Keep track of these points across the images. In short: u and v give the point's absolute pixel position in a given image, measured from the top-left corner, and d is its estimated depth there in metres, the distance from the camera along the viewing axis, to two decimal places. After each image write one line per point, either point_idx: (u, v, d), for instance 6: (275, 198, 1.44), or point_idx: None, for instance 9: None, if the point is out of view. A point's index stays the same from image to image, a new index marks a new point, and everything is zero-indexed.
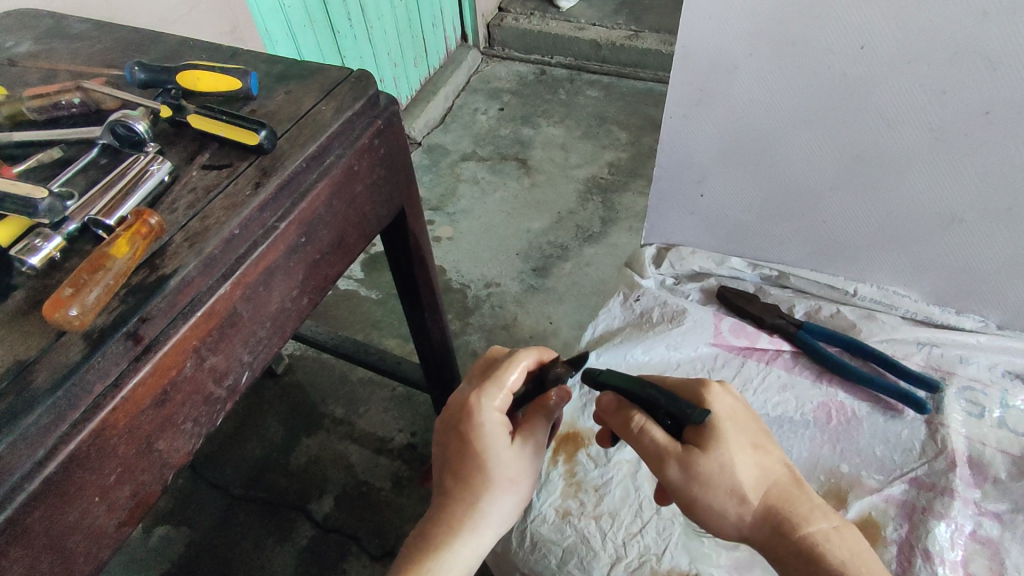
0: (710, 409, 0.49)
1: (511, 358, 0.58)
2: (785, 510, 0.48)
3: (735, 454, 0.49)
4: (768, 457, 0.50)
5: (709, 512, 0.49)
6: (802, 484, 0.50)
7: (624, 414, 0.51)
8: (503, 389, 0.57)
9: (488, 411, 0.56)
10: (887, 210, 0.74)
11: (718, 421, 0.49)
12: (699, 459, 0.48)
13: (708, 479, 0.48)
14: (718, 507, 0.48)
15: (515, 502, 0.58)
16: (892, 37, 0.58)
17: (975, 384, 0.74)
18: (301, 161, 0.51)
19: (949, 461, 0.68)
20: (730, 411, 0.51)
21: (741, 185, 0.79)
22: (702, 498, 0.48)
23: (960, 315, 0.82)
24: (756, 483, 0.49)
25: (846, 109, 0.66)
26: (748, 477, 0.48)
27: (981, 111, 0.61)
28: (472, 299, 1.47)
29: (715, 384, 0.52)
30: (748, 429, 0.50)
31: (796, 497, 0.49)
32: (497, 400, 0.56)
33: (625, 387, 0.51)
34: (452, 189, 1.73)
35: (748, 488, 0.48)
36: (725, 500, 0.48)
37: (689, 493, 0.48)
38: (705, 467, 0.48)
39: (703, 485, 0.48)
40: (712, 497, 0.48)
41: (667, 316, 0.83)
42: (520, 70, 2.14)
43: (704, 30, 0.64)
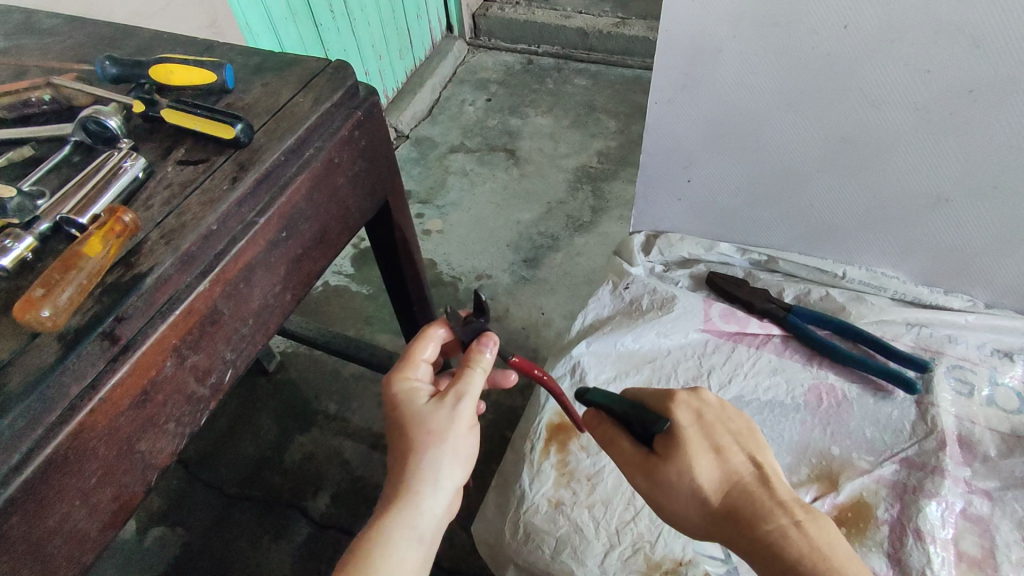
0: (666, 418, 0.51)
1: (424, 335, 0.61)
2: (743, 510, 0.47)
3: (694, 459, 0.49)
4: (735, 458, 0.50)
5: (676, 516, 0.51)
6: (771, 482, 0.48)
7: (601, 428, 0.55)
8: (418, 360, 0.59)
9: (406, 381, 0.57)
10: (873, 190, 0.74)
11: (677, 428, 0.51)
12: (657, 467, 0.50)
13: (667, 486, 0.50)
14: (680, 510, 0.50)
15: (453, 460, 0.52)
16: (875, 16, 0.58)
17: (963, 363, 0.75)
18: (280, 154, 0.50)
19: (939, 441, 0.68)
20: (693, 418, 0.51)
21: (728, 170, 0.79)
22: (664, 503, 0.50)
23: (949, 294, 0.82)
24: (717, 486, 0.49)
25: (832, 90, 0.65)
26: (707, 480, 0.49)
27: (964, 90, 0.61)
28: (463, 291, 1.46)
29: (681, 392, 0.53)
30: (710, 433, 0.51)
31: (760, 496, 0.48)
32: (416, 373, 0.58)
33: (605, 402, 0.53)
34: (441, 182, 1.72)
35: (707, 492, 0.49)
36: (684, 503, 0.50)
37: (656, 499, 0.51)
38: (662, 474, 0.50)
39: (663, 492, 0.50)
40: (674, 502, 0.50)
41: (656, 303, 0.82)
42: (507, 60, 2.13)
43: (687, 13, 0.63)
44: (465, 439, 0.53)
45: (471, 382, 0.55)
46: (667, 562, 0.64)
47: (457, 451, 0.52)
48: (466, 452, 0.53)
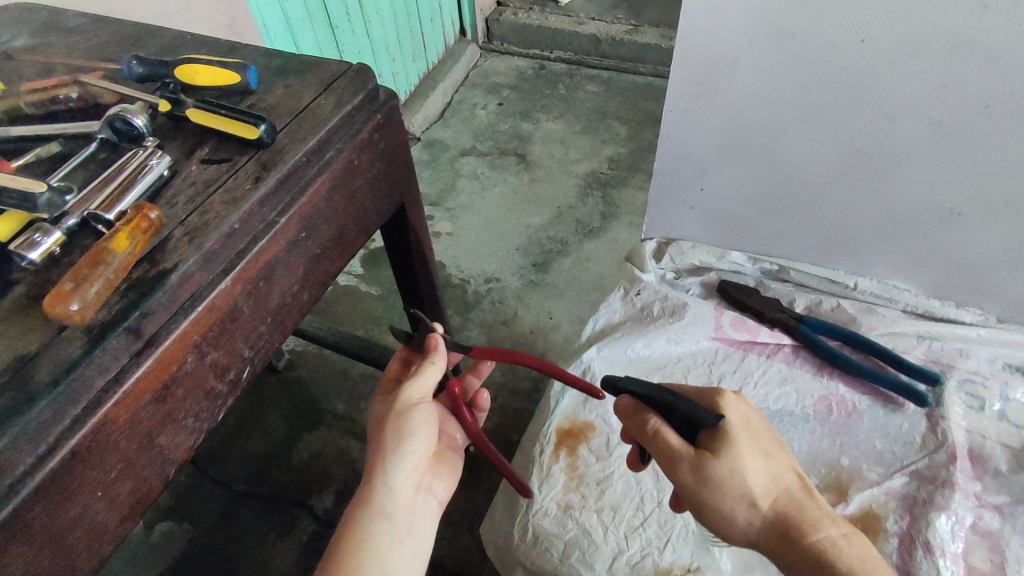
0: (722, 415, 0.49)
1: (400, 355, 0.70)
2: (794, 516, 0.47)
3: (746, 460, 0.48)
4: (779, 464, 0.50)
5: (718, 515, 0.49)
6: (814, 493, 0.49)
7: (641, 417, 0.52)
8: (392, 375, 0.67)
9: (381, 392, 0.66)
10: (886, 203, 0.74)
11: (730, 426, 0.49)
12: (709, 463, 0.48)
13: (719, 484, 0.48)
14: (727, 510, 0.48)
15: (401, 437, 0.58)
16: (893, 30, 0.58)
17: (975, 377, 0.74)
18: (301, 155, 0.51)
19: (949, 454, 0.68)
20: (743, 419, 0.51)
21: (741, 180, 0.79)
22: (709, 501, 0.48)
23: (961, 307, 0.81)
24: (767, 490, 0.48)
25: (847, 103, 0.66)
26: (758, 483, 0.48)
27: (980, 105, 0.61)
28: (472, 294, 1.47)
29: (728, 393, 0.53)
30: (759, 436, 0.50)
31: (806, 505, 0.48)
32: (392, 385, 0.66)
33: (648, 394, 0.52)
34: (451, 185, 1.73)
35: (758, 494, 0.48)
36: (733, 503, 0.48)
37: (700, 496, 0.49)
38: (714, 471, 0.48)
39: (712, 490, 0.48)
40: (722, 501, 0.48)
41: (667, 310, 0.82)
42: (519, 65, 2.14)
43: (705, 23, 0.64)
44: (409, 419, 0.59)
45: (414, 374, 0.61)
46: (675, 568, 0.65)
47: (400, 430, 0.58)
48: (414, 430, 0.59)
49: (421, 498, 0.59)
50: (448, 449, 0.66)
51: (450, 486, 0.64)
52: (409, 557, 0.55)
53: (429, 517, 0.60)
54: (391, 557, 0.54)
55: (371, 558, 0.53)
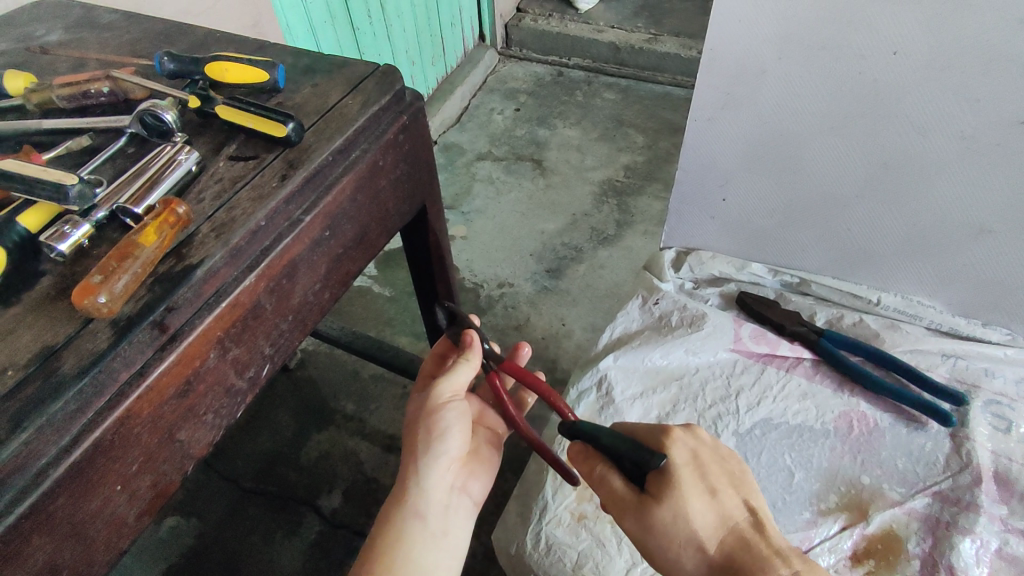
0: (664, 458, 0.48)
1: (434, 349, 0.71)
2: (741, 559, 0.46)
3: (691, 501, 0.47)
4: (729, 502, 0.49)
5: (667, 561, 0.49)
6: (766, 529, 0.48)
7: (588, 462, 0.52)
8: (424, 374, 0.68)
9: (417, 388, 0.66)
10: (913, 218, 0.73)
11: (673, 467, 0.48)
12: (652, 510, 0.47)
13: (662, 530, 0.47)
14: (675, 556, 0.48)
15: (432, 437, 0.58)
16: (927, 43, 0.58)
17: (1001, 399, 0.73)
18: (327, 154, 0.51)
19: (975, 476, 0.66)
20: (687, 458, 0.49)
21: (764, 191, 0.78)
22: (657, 549, 0.48)
23: (987, 326, 0.80)
24: (714, 532, 0.47)
25: (876, 116, 0.65)
26: (705, 525, 0.47)
27: (1015, 121, 0.60)
28: (485, 298, 1.47)
29: (675, 428, 0.51)
30: (704, 474, 0.49)
31: (758, 544, 0.47)
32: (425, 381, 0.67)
33: (593, 435, 0.51)
34: (467, 189, 1.73)
35: (704, 537, 0.47)
36: (677, 548, 0.47)
37: (648, 542, 0.49)
38: (657, 518, 0.47)
39: (657, 537, 0.48)
40: (668, 547, 0.48)
41: (686, 320, 0.81)
42: (537, 71, 2.14)
43: (733, 32, 0.64)
44: (442, 417, 0.58)
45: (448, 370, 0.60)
46: None
47: (432, 430, 0.58)
48: (447, 429, 0.58)
49: (456, 498, 0.60)
50: (484, 444, 0.65)
51: (486, 485, 0.63)
52: (443, 557, 0.56)
53: (464, 517, 0.60)
54: (426, 558, 0.55)
55: (407, 558, 0.54)
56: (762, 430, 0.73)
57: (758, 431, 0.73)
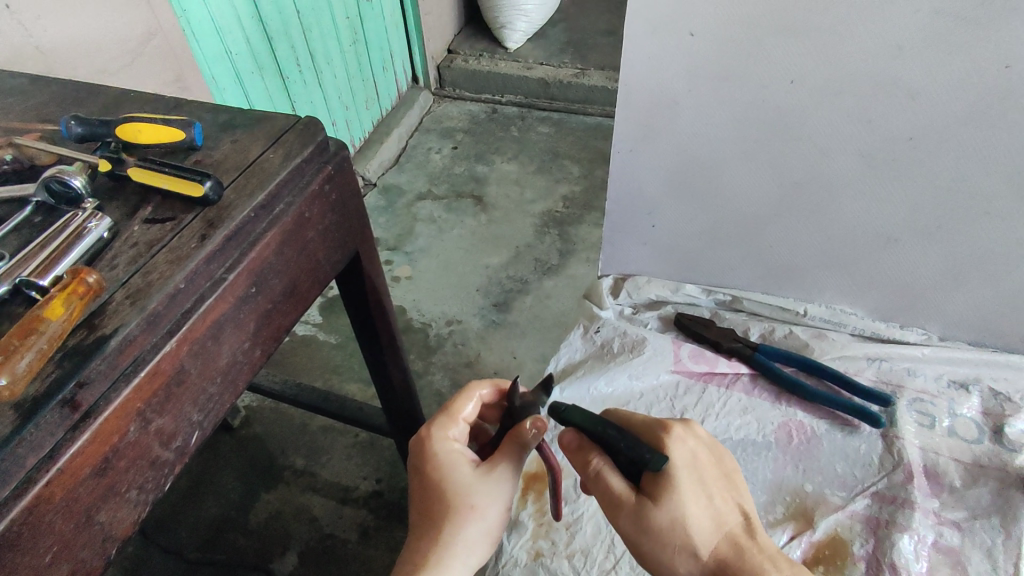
0: (665, 458, 0.48)
1: (467, 390, 0.61)
2: (734, 565, 0.46)
3: (688, 504, 0.47)
4: (723, 503, 0.49)
5: (660, 564, 0.48)
6: (758, 535, 0.48)
7: (584, 455, 0.51)
8: (459, 420, 0.59)
9: (447, 439, 0.57)
10: (828, 232, 0.78)
11: (673, 469, 0.48)
12: (649, 512, 0.47)
13: (658, 532, 0.47)
14: (668, 560, 0.48)
15: (484, 534, 0.54)
16: (818, 72, 0.63)
17: (923, 396, 0.77)
18: (249, 210, 0.50)
19: (906, 473, 0.70)
20: (687, 459, 0.49)
21: (690, 216, 0.82)
22: (651, 550, 0.48)
23: (905, 328, 0.85)
24: (709, 536, 0.47)
25: (783, 139, 0.70)
26: (700, 529, 0.47)
27: (906, 137, 0.65)
28: (434, 337, 1.46)
29: (677, 428, 0.50)
30: (702, 475, 0.49)
31: (749, 550, 0.47)
32: (455, 431, 0.58)
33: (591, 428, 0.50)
34: (409, 229, 1.73)
35: (698, 543, 0.47)
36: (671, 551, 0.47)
37: (640, 543, 0.48)
38: (654, 520, 0.47)
39: (652, 538, 0.47)
40: (662, 550, 0.47)
41: (627, 346, 0.83)
42: (472, 110, 2.19)
43: (645, 68, 0.69)
44: (500, 521, 0.55)
45: (519, 471, 0.55)
46: None
47: (489, 534, 0.54)
48: (498, 533, 0.55)
49: None
50: None
51: None
52: None
53: None
54: None
55: None
56: None
57: None
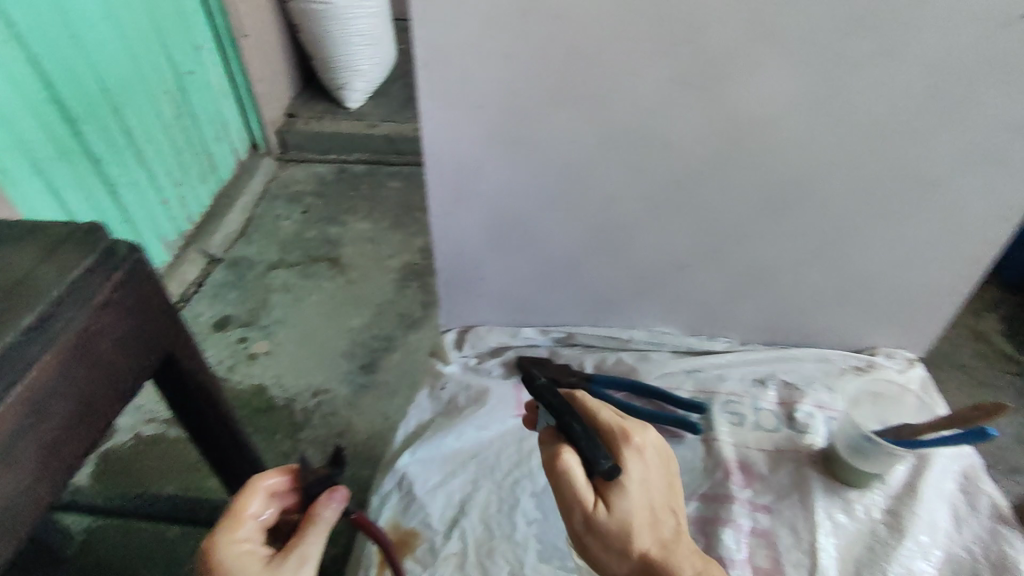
0: (621, 467, 0.53)
1: (251, 484, 0.61)
2: (663, 563, 0.53)
3: (636, 510, 0.53)
4: (666, 508, 0.56)
5: (598, 552, 0.54)
6: (686, 541, 0.55)
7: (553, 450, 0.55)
8: (245, 519, 0.58)
9: (235, 542, 0.57)
10: (633, 266, 0.87)
11: (628, 478, 0.53)
12: (599, 512, 0.52)
13: (604, 529, 0.53)
14: (605, 551, 0.54)
15: None
16: (590, 135, 0.72)
17: (733, 397, 0.87)
18: (15, 336, 0.48)
19: (725, 471, 0.79)
20: (641, 469, 0.54)
21: (514, 266, 0.87)
22: (595, 541, 0.54)
23: (712, 338, 0.96)
24: (648, 539, 0.53)
25: (576, 192, 0.78)
26: (641, 532, 0.53)
27: (673, 182, 0.76)
28: (300, 412, 1.39)
29: (638, 442, 0.55)
30: (651, 485, 0.55)
31: (677, 553, 0.54)
32: (244, 532, 0.58)
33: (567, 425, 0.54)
34: (263, 302, 1.65)
35: (639, 543, 0.53)
36: (611, 547, 0.54)
37: (585, 533, 0.54)
38: (603, 518, 0.52)
39: (598, 533, 0.53)
40: (605, 544, 0.53)
41: (472, 398, 0.86)
42: (319, 172, 2.14)
43: (445, 138, 0.74)
44: None
45: (312, 552, 0.56)
46: None
47: None
48: None
49: None
50: None
51: None
52: None
53: None
54: None
55: None
56: None
57: None
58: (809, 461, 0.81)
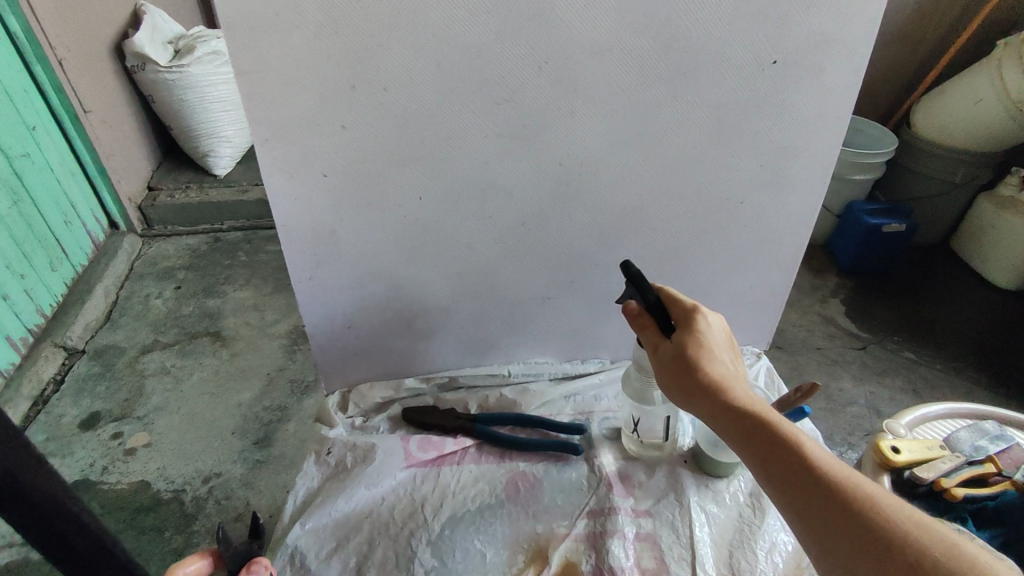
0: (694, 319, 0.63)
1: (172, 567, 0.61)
2: (737, 393, 0.56)
3: (710, 350, 0.60)
4: (730, 357, 0.61)
5: (685, 389, 0.60)
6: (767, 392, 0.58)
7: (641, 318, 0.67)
8: None
9: None
10: (500, 304, 0.92)
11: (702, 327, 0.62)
12: (678, 347, 0.61)
13: (683, 361, 0.60)
14: (689, 386, 0.59)
15: None
16: (435, 190, 0.77)
17: (609, 414, 0.95)
18: None
19: (607, 485, 0.84)
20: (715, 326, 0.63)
21: (385, 319, 0.91)
22: (679, 375, 0.60)
23: (586, 361, 1.04)
24: (725, 374, 0.58)
25: (431, 244, 0.83)
26: (715, 367, 0.59)
27: (520, 224, 0.83)
28: (190, 503, 1.24)
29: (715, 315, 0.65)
30: (725, 343, 0.62)
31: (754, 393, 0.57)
32: None
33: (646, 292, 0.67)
34: (138, 389, 1.50)
35: (717, 373, 0.58)
36: (673, 375, 0.61)
37: (670, 371, 0.61)
38: (682, 352, 0.61)
39: (679, 367, 0.60)
40: (688, 377, 0.59)
41: (359, 457, 0.86)
42: (190, 243, 2.02)
43: (295, 209, 0.76)
44: None
45: None
46: None
47: None
48: None
49: None
50: None
51: None
52: None
53: None
54: None
55: None
56: (450, 527, 0.80)
57: (447, 530, 0.80)
58: (682, 462, 0.88)
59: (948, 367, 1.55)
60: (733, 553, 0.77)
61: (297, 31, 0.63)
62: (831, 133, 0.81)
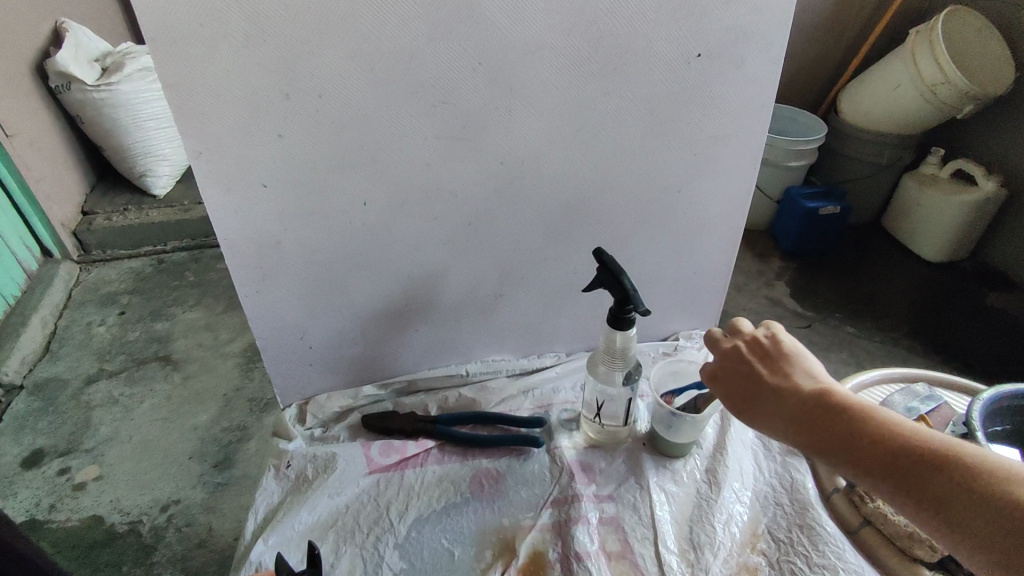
0: (751, 354, 0.64)
1: None
2: (813, 404, 0.56)
3: (775, 377, 0.61)
4: (799, 374, 0.60)
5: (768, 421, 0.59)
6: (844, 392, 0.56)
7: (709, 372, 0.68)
8: None
9: None
10: (452, 304, 0.93)
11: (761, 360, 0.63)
12: (748, 388, 0.62)
13: (757, 398, 0.61)
14: (771, 419, 0.59)
15: None
16: (379, 195, 0.78)
17: (568, 405, 0.97)
18: None
19: (569, 474, 0.86)
20: (771, 349, 0.63)
21: (337, 327, 0.90)
22: (757, 412, 0.60)
23: (543, 356, 1.05)
24: (797, 392, 0.58)
25: (378, 248, 0.83)
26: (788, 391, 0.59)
27: (468, 223, 0.84)
28: (149, 533, 1.18)
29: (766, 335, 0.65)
30: (784, 361, 0.62)
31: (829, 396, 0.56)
32: None
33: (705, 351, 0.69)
34: (85, 422, 1.43)
35: (789, 395, 0.58)
36: (754, 416, 0.61)
37: (750, 411, 0.61)
38: (751, 391, 0.61)
39: (755, 405, 0.61)
40: (767, 411, 0.59)
41: (320, 468, 0.86)
42: (132, 267, 1.94)
43: (236, 223, 0.75)
44: None
45: None
46: None
47: None
48: None
49: None
50: None
51: None
52: None
53: None
54: None
55: None
56: (417, 529, 0.80)
57: (414, 532, 0.80)
58: (640, 445, 0.90)
59: (887, 337, 1.63)
60: (693, 528, 0.80)
61: (225, 41, 0.63)
62: (755, 120, 0.85)
